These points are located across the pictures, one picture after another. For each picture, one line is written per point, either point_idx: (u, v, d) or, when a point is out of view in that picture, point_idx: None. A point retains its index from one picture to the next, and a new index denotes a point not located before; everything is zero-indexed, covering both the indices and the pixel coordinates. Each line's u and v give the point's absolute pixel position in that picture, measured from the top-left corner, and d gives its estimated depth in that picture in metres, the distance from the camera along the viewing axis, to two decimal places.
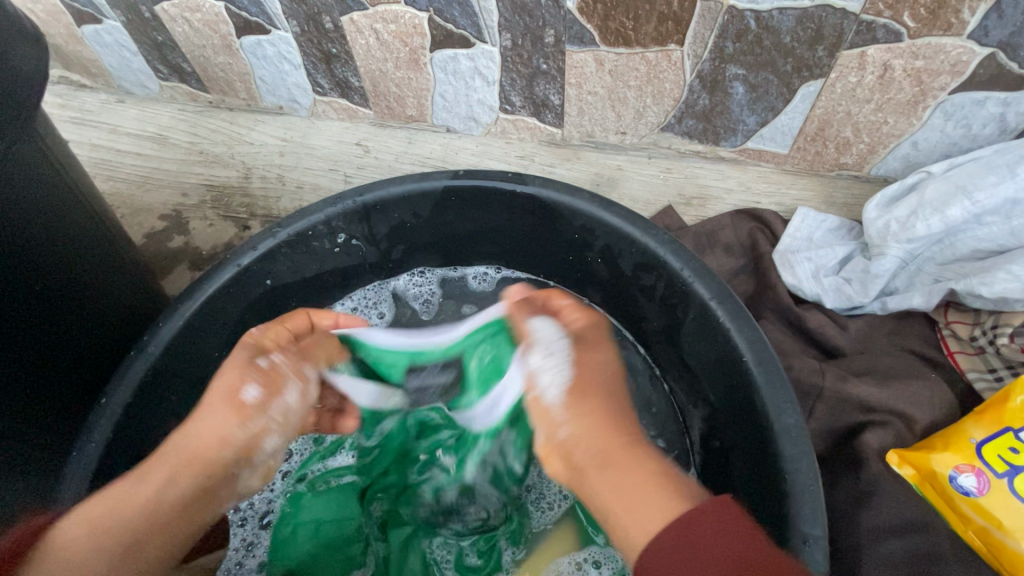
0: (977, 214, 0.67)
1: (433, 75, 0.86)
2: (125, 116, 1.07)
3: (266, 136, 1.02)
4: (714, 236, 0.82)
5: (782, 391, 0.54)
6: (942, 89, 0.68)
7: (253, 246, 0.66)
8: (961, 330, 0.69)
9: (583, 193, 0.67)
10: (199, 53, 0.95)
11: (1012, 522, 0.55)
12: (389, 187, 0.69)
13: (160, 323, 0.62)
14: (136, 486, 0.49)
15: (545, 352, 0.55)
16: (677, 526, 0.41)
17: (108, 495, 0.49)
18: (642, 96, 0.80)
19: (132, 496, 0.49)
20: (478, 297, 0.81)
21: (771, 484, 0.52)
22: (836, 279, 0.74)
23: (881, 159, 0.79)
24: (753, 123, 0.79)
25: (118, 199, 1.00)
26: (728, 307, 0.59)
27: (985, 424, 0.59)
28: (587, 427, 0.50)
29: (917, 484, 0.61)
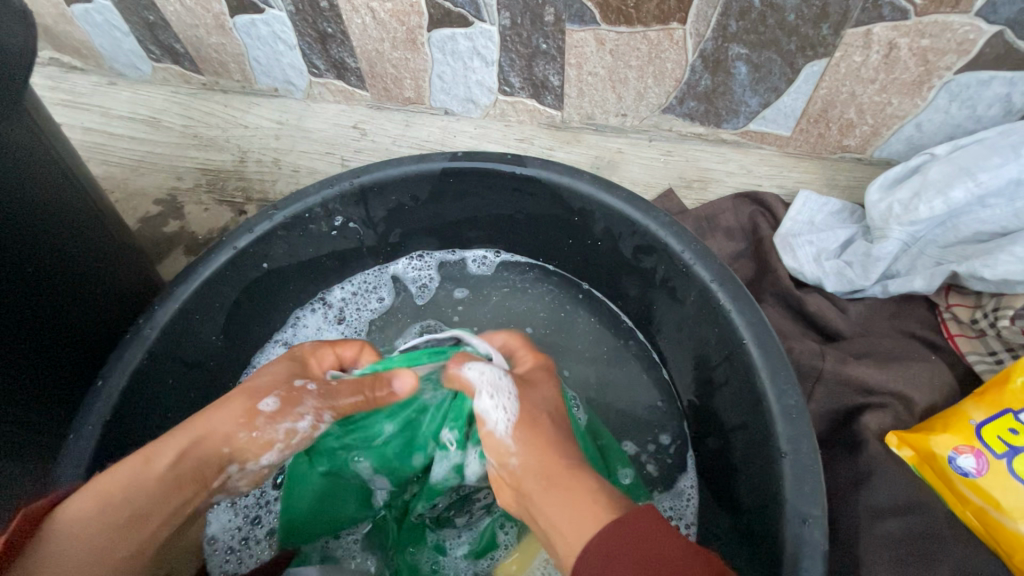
0: (980, 195, 0.67)
1: (431, 56, 0.85)
2: (117, 99, 1.05)
3: (261, 119, 1.00)
4: (715, 220, 0.81)
5: (783, 372, 0.54)
6: (949, 69, 0.67)
7: (250, 228, 0.66)
8: (961, 313, 0.69)
9: (583, 175, 0.66)
10: (191, 33, 0.93)
11: (1010, 502, 0.56)
12: (386, 169, 0.68)
13: (155, 306, 0.61)
14: (141, 471, 0.51)
15: (490, 393, 0.53)
16: (611, 529, 0.43)
17: (107, 481, 0.50)
18: (643, 76, 0.79)
19: (140, 481, 0.50)
20: (476, 280, 0.81)
21: (770, 465, 0.52)
22: (837, 262, 0.74)
23: (884, 141, 0.78)
24: (755, 104, 0.78)
25: (112, 183, 0.99)
26: (728, 289, 0.59)
27: (985, 406, 0.59)
28: (534, 456, 0.51)
29: (916, 466, 0.61)
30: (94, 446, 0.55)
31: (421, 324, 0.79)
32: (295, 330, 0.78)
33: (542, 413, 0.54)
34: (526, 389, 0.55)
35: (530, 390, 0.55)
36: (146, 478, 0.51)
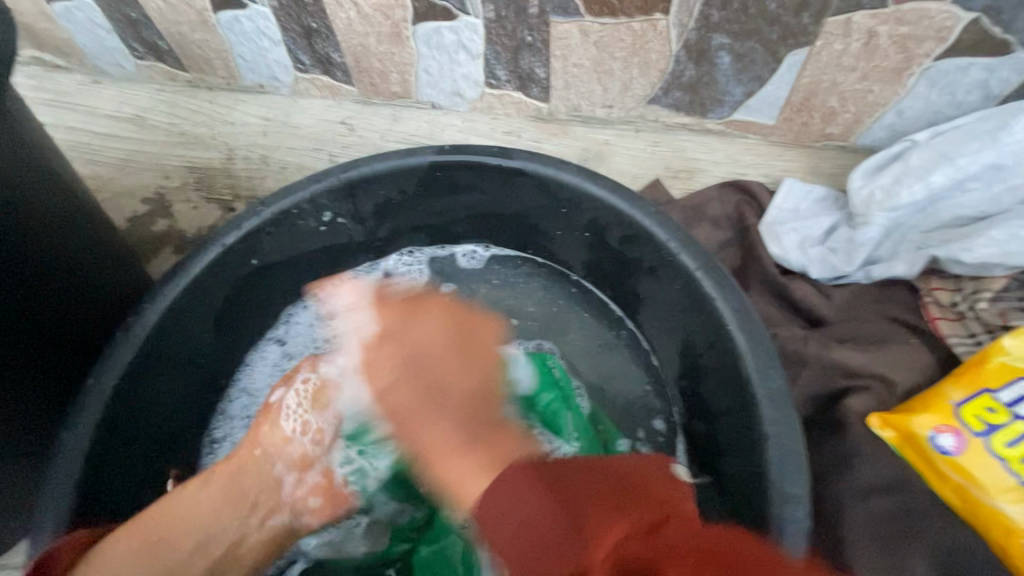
0: (960, 179, 0.68)
1: (417, 49, 0.84)
2: (102, 97, 1.04)
3: (248, 115, 1.00)
4: (701, 210, 0.82)
5: (767, 356, 0.55)
6: (927, 56, 0.68)
7: (238, 225, 0.66)
8: (942, 296, 0.70)
9: (570, 166, 0.67)
10: (174, 30, 0.93)
11: (987, 479, 0.57)
12: (373, 164, 0.68)
13: (144, 304, 0.61)
14: (183, 497, 0.60)
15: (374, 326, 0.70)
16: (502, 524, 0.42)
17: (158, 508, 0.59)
18: (628, 68, 0.79)
19: (168, 510, 0.59)
20: (467, 275, 0.82)
21: (755, 448, 0.54)
22: (822, 250, 0.75)
23: (866, 129, 0.79)
24: (739, 94, 0.78)
25: (99, 183, 0.99)
26: (714, 276, 0.60)
27: (963, 385, 0.61)
28: (393, 382, 0.64)
29: (898, 447, 0.62)
30: (88, 444, 0.55)
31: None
32: (288, 326, 0.79)
33: (416, 342, 0.64)
34: (411, 321, 0.65)
35: (412, 322, 0.65)
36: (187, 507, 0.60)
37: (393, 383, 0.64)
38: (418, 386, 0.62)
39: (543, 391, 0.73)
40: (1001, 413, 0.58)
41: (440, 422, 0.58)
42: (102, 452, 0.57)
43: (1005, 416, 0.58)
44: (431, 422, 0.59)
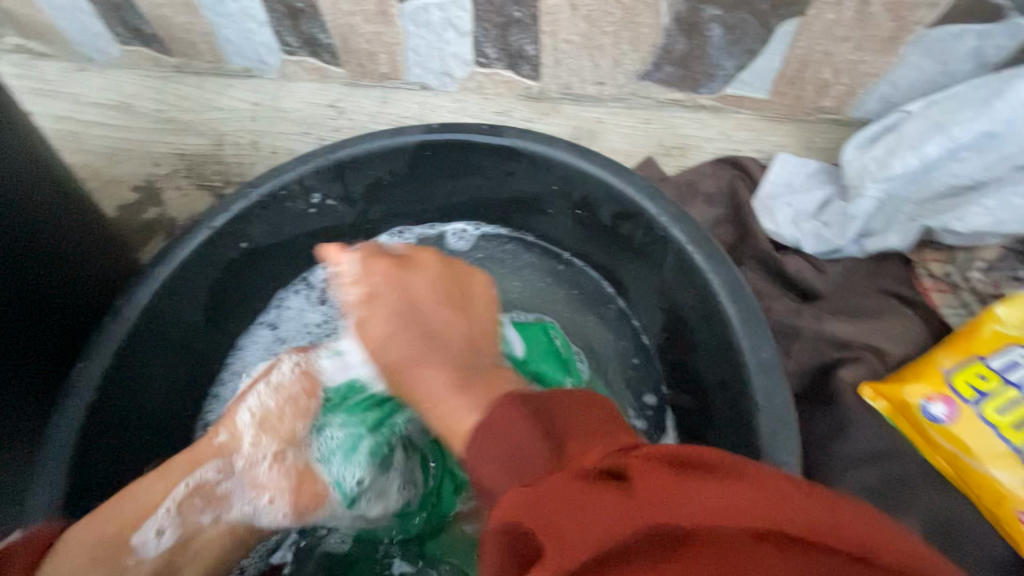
0: (954, 149, 0.67)
1: (404, 28, 0.83)
2: (88, 85, 1.02)
3: (236, 100, 0.99)
4: (695, 186, 0.81)
5: (758, 326, 0.55)
6: (920, 24, 0.67)
7: (226, 207, 0.65)
8: (936, 269, 0.71)
9: (560, 142, 0.66)
10: (158, 13, 0.91)
11: (979, 446, 0.58)
12: (360, 144, 0.67)
13: (133, 287, 0.61)
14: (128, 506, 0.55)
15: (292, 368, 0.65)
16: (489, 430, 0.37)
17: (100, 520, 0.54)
18: (619, 42, 0.78)
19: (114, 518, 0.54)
20: (457, 255, 0.81)
21: (747, 417, 0.54)
22: (815, 224, 0.74)
23: (859, 100, 0.78)
24: (731, 67, 0.77)
25: (88, 172, 0.98)
26: (704, 249, 0.59)
27: (955, 354, 0.61)
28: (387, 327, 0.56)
29: (890, 416, 0.62)
30: (80, 426, 0.55)
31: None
32: (279, 311, 0.78)
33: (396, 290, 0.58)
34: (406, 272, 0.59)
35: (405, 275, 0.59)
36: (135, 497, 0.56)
37: (388, 335, 0.56)
38: (410, 330, 0.55)
39: (542, 361, 0.71)
40: (992, 379, 0.59)
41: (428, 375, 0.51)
42: (94, 435, 0.57)
43: (997, 382, 0.58)
44: (422, 372, 0.52)
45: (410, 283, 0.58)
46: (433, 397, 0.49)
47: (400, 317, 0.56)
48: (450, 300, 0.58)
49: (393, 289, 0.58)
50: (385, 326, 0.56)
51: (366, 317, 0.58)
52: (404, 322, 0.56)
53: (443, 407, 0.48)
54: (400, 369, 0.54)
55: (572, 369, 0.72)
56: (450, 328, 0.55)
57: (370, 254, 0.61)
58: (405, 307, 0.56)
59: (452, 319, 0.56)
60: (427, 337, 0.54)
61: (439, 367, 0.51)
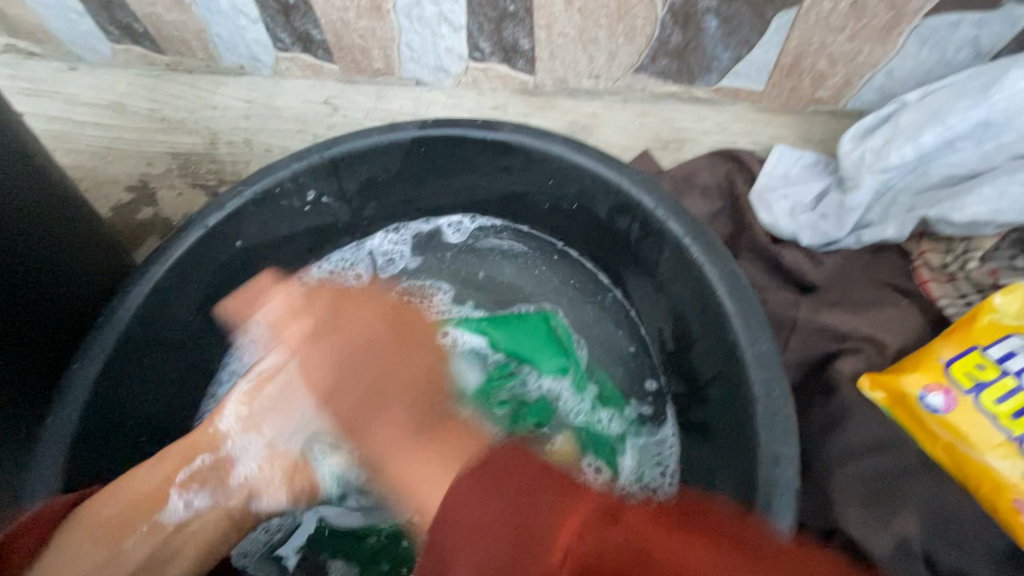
0: (950, 139, 0.67)
1: (398, 23, 0.82)
2: (79, 85, 1.02)
3: (229, 98, 0.98)
4: (692, 179, 0.81)
5: (755, 319, 0.55)
6: (917, 13, 0.66)
7: (219, 206, 0.64)
8: (933, 259, 0.70)
9: (556, 137, 0.66)
10: (148, 10, 0.90)
11: (977, 436, 0.58)
12: (355, 141, 0.67)
13: (127, 287, 0.60)
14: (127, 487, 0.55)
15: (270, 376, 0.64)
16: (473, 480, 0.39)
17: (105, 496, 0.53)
18: (614, 36, 0.77)
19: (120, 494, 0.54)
20: (453, 249, 0.82)
21: (745, 410, 0.54)
22: (812, 216, 0.74)
23: (857, 91, 0.78)
24: (727, 59, 0.77)
25: (82, 173, 0.97)
26: (701, 243, 0.59)
27: (953, 344, 0.61)
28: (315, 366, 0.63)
29: (888, 407, 0.62)
30: (74, 428, 0.55)
31: (403, 287, 0.81)
32: None
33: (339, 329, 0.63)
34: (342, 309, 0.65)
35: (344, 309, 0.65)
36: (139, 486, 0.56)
37: (333, 387, 0.61)
38: (353, 379, 0.60)
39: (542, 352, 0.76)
40: (991, 369, 0.58)
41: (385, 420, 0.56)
42: (89, 435, 0.57)
43: (995, 372, 0.58)
44: (385, 428, 0.55)
45: (348, 320, 0.64)
46: (391, 446, 0.54)
47: (346, 365, 0.61)
48: (392, 338, 0.63)
49: (336, 330, 0.63)
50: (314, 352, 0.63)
51: (302, 355, 0.63)
52: (354, 372, 0.60)
53: (407, 458, 0.52)
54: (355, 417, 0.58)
55: (571, 357, 0.75)
56: (413, 376, 0.59)
57: (294, 305, 0.67)
58: (346, 355, 0.61)
59: (370, 391, 0.58)
60: (400, 365, 0.60)
61: (400, 408, 0.56)
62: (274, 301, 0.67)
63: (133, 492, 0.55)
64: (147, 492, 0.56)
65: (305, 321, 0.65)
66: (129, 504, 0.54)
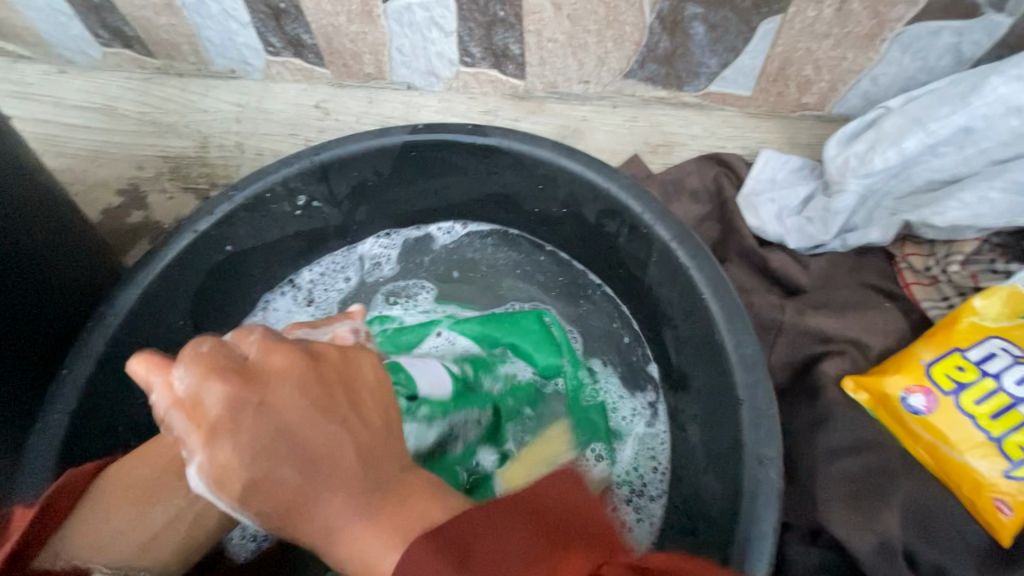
0: (932, 145, 0.68)
1: (389, 28, 0.83)
2: (69, 88, 1.01)
3: (220, 102, 0.98)
4: (681, 183, 0.82)
5: (740, 322, 0.56)
6: (899, 21, 0.68)
7: (210, 211, 0.65)
8: (916, 262, 0.71)
9: (545, 142, 0.66)
10: (139, 14, 0.90)
11: (956, 436, 0.59)
12: (346, 145, 0.67)
13: (116, 292, 0.60)
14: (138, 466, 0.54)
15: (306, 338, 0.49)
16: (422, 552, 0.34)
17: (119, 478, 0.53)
18: (603, 41, 0.78)
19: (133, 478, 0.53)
20: (445, 254, 0.82)
21: (731, 411, 0.54)
22: (799, 219, 0.75)
23: (841, 97, 0.79)
24: (715, 65, 0.78)
25: (70, 176, 0.96)
26: (688, 247, 0.60)
27: (934, 345, 0.62)
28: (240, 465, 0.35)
29: (872, 408, 0.63)
30: (64, 434, 0.55)
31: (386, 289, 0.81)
32: (266, 315, 0.78)
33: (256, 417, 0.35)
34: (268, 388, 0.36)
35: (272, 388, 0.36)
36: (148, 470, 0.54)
37: (250, 480, 0.35)
38: (283, 454, 0.35)
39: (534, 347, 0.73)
40: (970, 370, 0.60)
41: (327, 509, 0.35)
42: (79, 441, 0.57)
43: (974, 373, 0.59)
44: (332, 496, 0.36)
45: (322, 373, 0.38)
46: (332, 526, 0.35)
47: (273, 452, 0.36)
48: (317, 411, 0.37)
49: (294, 370, 0.41)
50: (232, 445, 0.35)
51: (260, 376, 0.40)
52: (276, 450, 0.35)
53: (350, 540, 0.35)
54: (292, 502, 0.35)
55: (566, 350, 0.74)
56: (329, 444, 0.36)
57: (210, 358, 0.36)
58: (270, 427, 0.36)
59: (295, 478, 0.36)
60: (343, 426, 0.37)
61: (347, 494, 0.36)
62: (177, 369, 0.37)
63: (149, 462, 0.54)
64: (170, 458, 0.54)
65: (214, 374, 0.36)
66: (147, 473, 0.53)
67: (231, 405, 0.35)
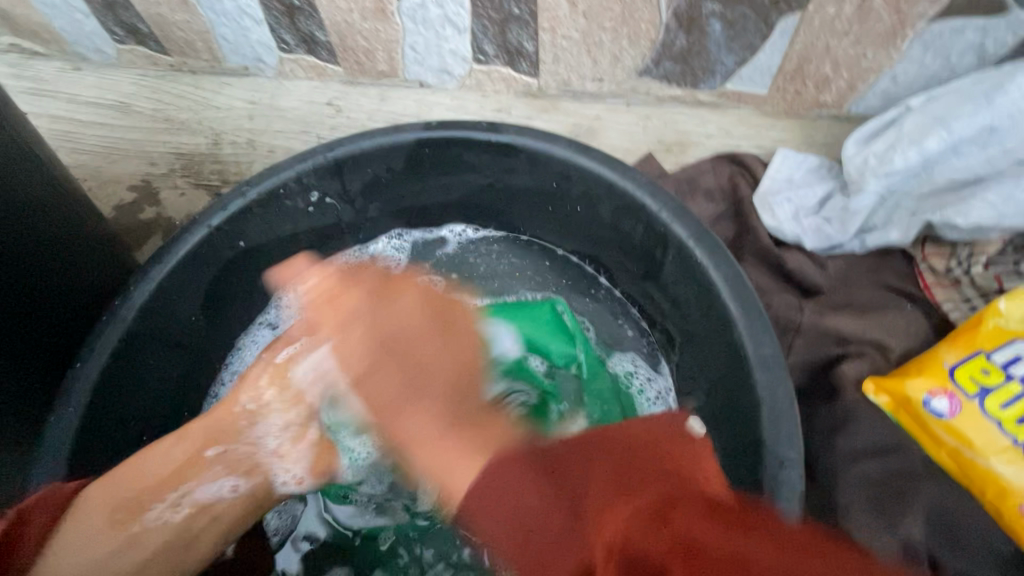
0: (954, 144, 0.67)
1: (402, 25, 0.83)
2: (83, 84, 1.02)
3: (233, 99, 0.98)
4: (695, 182, 0.81)
5: (760, 323, 0.55)
6: (921, 18, 0.67)
7: (224, 206, 0.65)
8: (937, 263, 0.70)
9: (560, 139, 0.66)
10: (154, 11, 0.90)
11: (982, 441, 0.57)
12: (359, 142, 0.67)
13: (130, 287, 0.60)
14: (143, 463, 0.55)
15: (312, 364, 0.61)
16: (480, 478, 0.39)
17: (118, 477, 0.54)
18: (618, 38, 0.78)
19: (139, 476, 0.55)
20: (457, 255, 0.82)
21: (750, 412, 0.53)
22: (816, 219, 0.74)
23: (860, 96, 0.78)
24: (731, 63, 0.77)
25: (84, 172, 0.97)
26: (706, 245, 0.59)
27: (958, 348, 0.61)
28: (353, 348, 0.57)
29: (893, 412, 0.62)
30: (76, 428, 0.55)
31: None
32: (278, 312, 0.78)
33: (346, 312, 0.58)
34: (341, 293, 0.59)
35: (343, 296, 0.59)
36: (149, 468, 0.55)
37: (368, 369, 0.55)
38: (397, 368, 0.52)
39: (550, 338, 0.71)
40: (996, 373, 0.58)
41: (417, 415, 0.49)
42: (91, 436, 0.57)
43: (999, 377, 0.58)
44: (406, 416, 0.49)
45: (391, 310, 0.57)
46: (422, 436, 0.47)
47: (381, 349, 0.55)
48: (430, 323, 0.56)
49: (372, 316, 0.57)
50: (355, 329, 0.57)
51: (340, 336, 0.58)
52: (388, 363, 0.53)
53: (431, 451, 0.46)
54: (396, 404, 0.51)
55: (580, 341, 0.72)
56: (430, 361, 0.52)
57: (342, 279, 0.61)
58: (384, 343, 0.55)
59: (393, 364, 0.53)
60: (428, 366, 0.51)
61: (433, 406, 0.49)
62: (322, 312, 0.58)
63: (148, 475, 0.55)
64: (165, 471, 0.55)
65: (340, 303, 0.59)
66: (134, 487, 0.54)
67: (357, 314, 0.57)
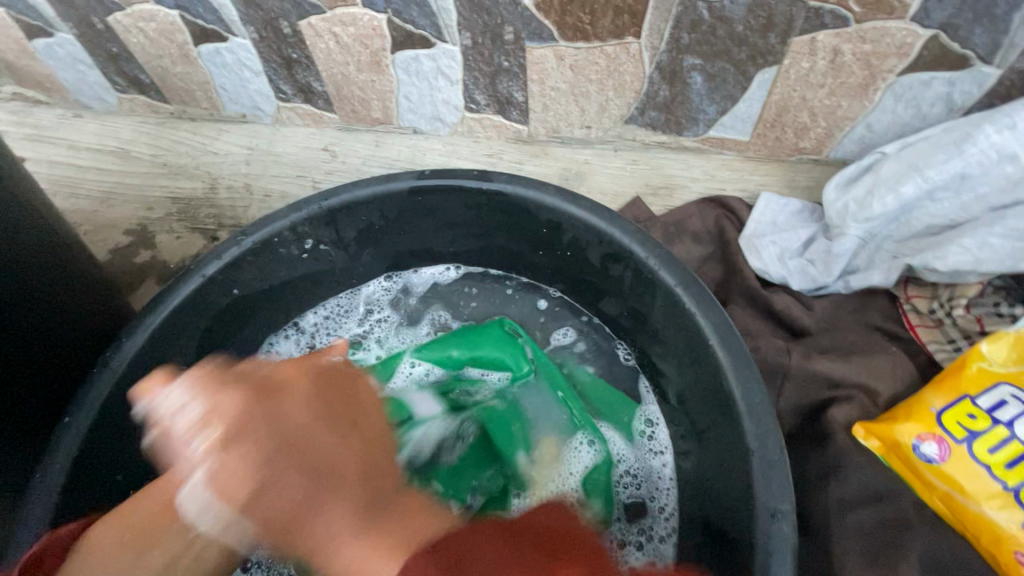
0: (929, 190, 0.70)
1: (397, 77, 0.86)
2: (83, 131, 1.04)
3: (231, 145, 1.00)
4: (683, 225, 0.84)
5: (747, 370, 0.55)
6: (891, 72, 0.70)
7: (218, 254, 0.65)
8: (920, 305, 0.72)
9: (550, 187, 0.67)
10: (156, 63, 0.93)
11: (973, 486, 0.58)
12: (355, 190, 0.69)
13: (123, 338, 0.61)
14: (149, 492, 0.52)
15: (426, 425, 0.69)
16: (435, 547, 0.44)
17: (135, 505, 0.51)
18: (604, 90, 0.81)
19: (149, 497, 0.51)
20: (444, 296, 0.82)
21: (740, 462, 0.54)
22: (801, 261, 0.77)
23: (838, 142, 0.81)
24: (713, 112, 0.80)
25: (81, 216, 0.98)
26: (693, 292, 0.60)
27: (943, 393, 0.62)
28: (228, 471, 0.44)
29: (883, 455, 0.63)
30: (64, 481, 0.55)
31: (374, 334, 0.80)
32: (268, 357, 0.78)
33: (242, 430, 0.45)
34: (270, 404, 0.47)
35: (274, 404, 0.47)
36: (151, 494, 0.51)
37: (254, 491, 0.44)
38: (292, 462, 0.45)
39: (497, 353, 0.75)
40: (982, 418, 0.60)
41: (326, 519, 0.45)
42: (77, 491, 0.56)
43: (986, 421, 0.59)
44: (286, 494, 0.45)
45: (278, 411, 0.46)
46: (337, 538, 0.44)
47: (261, 402, 0.46)
48: (320, 408, 0.48)
49: (264, 424, 0.45)
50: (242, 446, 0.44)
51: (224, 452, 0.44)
52: (280, 467, 0.44)
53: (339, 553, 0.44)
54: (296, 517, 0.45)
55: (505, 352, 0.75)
56: (337, 461, 0.47)
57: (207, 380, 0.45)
58: (278, 446, 0.45)
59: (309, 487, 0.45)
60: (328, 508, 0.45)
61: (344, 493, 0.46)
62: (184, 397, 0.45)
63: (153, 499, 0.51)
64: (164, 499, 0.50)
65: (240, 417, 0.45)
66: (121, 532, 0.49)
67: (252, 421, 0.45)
